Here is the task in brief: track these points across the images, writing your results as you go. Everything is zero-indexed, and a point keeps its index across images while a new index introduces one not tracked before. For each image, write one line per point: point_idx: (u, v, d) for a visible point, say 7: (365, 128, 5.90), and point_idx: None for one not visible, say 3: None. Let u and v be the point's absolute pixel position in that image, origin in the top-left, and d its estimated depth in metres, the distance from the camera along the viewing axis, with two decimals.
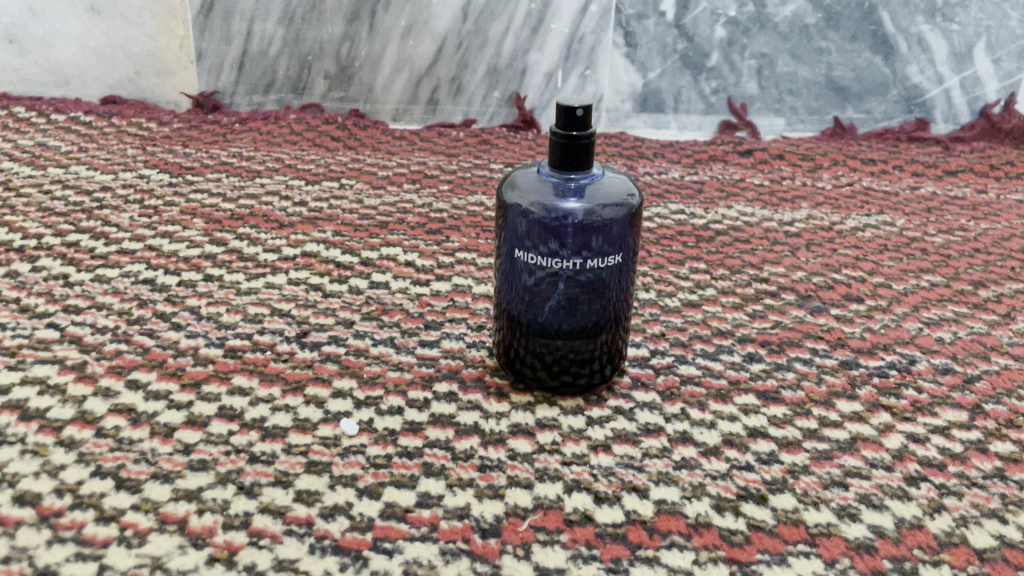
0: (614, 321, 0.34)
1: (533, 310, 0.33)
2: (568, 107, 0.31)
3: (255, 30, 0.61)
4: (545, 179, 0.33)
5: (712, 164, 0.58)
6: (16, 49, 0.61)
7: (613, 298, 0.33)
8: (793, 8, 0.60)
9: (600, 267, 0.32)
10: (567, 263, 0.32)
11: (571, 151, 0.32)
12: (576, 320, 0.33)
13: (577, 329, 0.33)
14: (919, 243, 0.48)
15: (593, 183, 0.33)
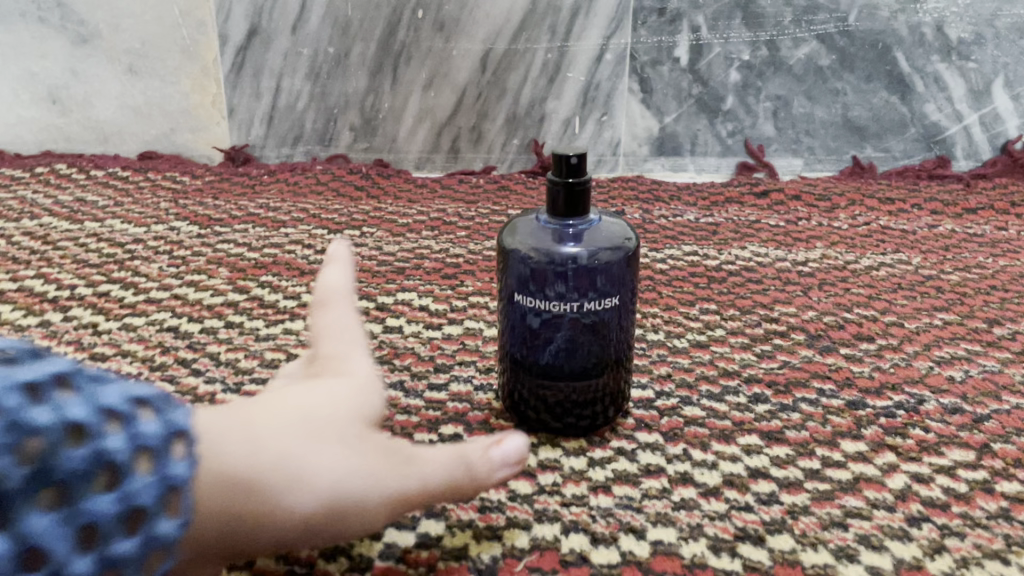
0: (616, 363, 0.34)
1: (537, 351, 0.34)
2: (563, 155, 0.32)
3: (284, 86, 0.64)
4: (544, 227, 0.34)
5: (728, 206, 0.59)
6: (59, 109, 0.64)
7: (614, 339, 0.34)
8: (806, 51, 0.61)
9: (601, 310, 0.33)
10: (570, 306, 0.33)
11: (567, 199, 0.33)
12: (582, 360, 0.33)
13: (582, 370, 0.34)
14: (934, 281, 0.48)
15: (591, 229, 0.33)
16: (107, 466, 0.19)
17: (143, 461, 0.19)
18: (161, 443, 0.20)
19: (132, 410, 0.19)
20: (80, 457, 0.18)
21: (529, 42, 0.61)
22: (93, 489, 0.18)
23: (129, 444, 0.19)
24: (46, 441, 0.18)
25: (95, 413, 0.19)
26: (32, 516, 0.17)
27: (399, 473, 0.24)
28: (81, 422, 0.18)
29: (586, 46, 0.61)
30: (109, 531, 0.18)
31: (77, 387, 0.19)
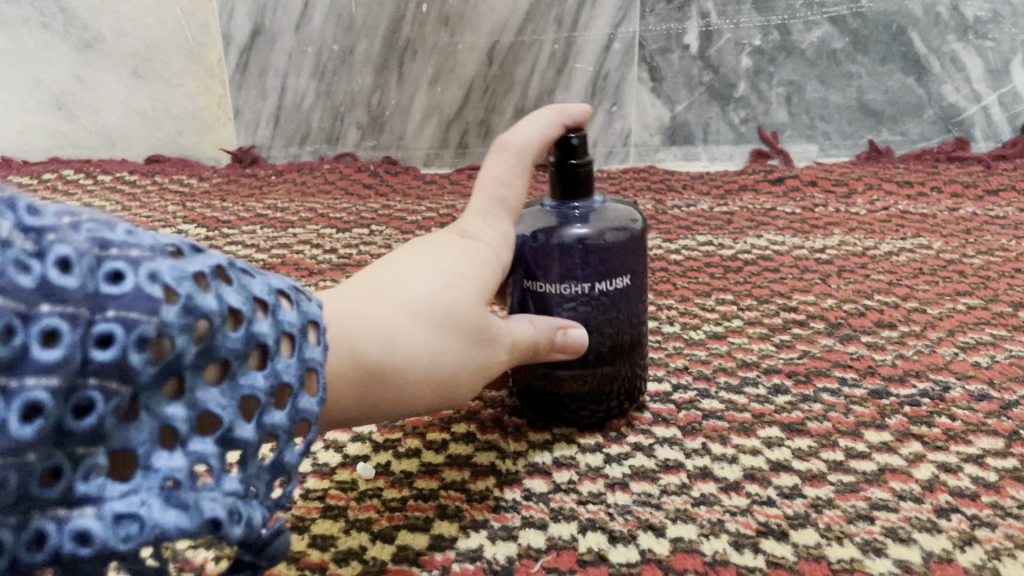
0: (629, 349, 0.33)
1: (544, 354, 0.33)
2: (563, 137, 0.32)
3: (289, 86, 0.63)
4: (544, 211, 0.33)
5: (742, 194, 0.58)
6: (66, 115, 0.64)
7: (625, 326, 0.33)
8: (819, 35, 0.59)
9: (610, 292, 0.32)
10: (579, 289, 0.32)
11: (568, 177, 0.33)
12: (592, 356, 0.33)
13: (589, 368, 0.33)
14: (956, 265, 0.47)
15: (595, 210, 0.33)
16: (263, 345, 0.19)
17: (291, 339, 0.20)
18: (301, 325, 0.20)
19: (275, 299, 0.20)
20: (245, 334, 0.18)
21: (536, 33, 0.60)
22: (256, 363, 0.18)
23: (280, 323, 0.19)
24: (214, 322, 0.17)
25: (250, 298, 0.19)
26: (204, 387, 0.17)
27: (504, 341, 0.28)
28: (243, 305, 0.18)
29: (593, 36, 0.61)
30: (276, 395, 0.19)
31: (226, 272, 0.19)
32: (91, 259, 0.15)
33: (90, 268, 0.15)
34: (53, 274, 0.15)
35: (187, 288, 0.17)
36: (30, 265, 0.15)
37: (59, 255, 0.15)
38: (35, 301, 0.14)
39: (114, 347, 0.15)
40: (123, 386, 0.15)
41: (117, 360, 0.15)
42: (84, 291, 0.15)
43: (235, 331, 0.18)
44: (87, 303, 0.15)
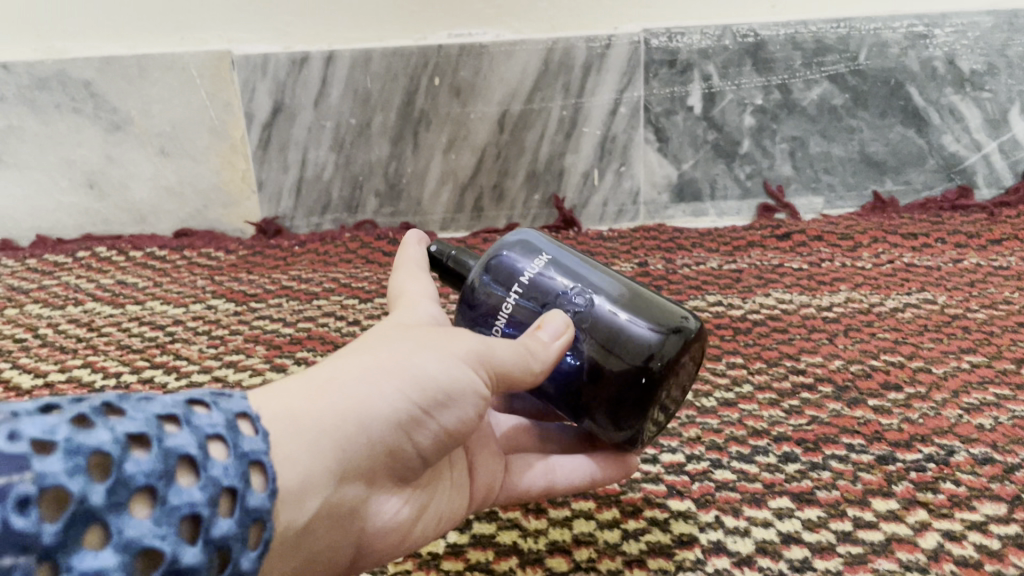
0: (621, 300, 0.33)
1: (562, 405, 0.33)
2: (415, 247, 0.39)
3: (309, 158, 0.66)
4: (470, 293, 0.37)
5: (750, 250, 0.59)
6: (97, 193, 0.67)
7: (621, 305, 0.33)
8: (819, 92, 0.61)
9: (543, 280, 0.34)
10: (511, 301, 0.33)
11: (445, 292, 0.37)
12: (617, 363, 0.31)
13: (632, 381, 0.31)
14: (960, 321, 0.48)
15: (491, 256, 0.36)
16: (178, 459, 0.22)
17: (212, 440, 0.23)
18: (221, 425, 0.24)
19: (181, 415, 0.23)
20: (155, 457, 0.22)
21: (544, 101, 0.63)
22: (182, 472, 0.22)
23: (194, 430, 0.23)
24: (113, 457, 0.21)
25: (157, 422, 0.23)
26: (131, 521, 0.21)
27: (476, 347, 0.30)
28: (147, 429, 0.22)
29: (600, 101, 0.63)
30: (213, 484, 0.22)
31: (130, 407, 0.23)
32: None
33: None
34: None
35: (64, 436, 0.20)
36: None
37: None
38: None
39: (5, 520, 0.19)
40: (29, 554, 0.19)
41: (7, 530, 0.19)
42: None
43: (146, 453, 0.22)
44: None
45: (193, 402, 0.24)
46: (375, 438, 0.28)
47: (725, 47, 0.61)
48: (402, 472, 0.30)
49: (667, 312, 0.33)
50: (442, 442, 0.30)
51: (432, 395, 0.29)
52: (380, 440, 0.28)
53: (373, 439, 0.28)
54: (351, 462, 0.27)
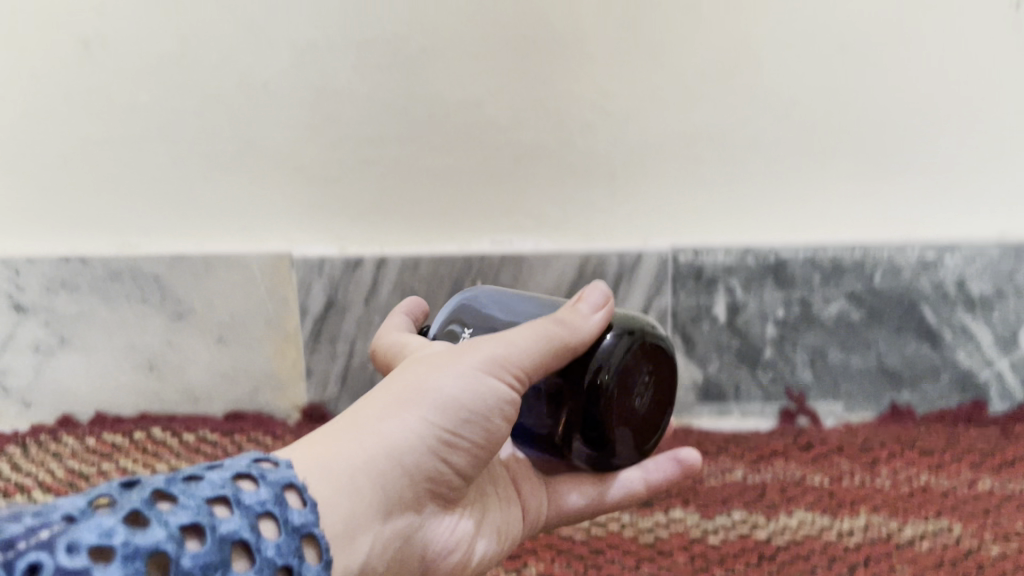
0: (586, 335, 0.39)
1: (537, 432, 0.40)
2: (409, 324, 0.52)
3: (357, 348, 0.70)
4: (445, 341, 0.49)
5: (774, 461, 0.62)
6: (156, 376, 0.71)
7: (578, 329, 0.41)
8: (837, 308, 0.66)
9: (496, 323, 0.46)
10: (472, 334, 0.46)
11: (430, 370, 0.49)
12: (579, 379, 0.38)
13: (590, 393, 0.37)
14: (978, 555, 0.49)
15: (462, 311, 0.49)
16: (231, 544, 0.27)
17: (261, 523, 0.29)
18: (264, 506, 0.29)
19: (225, 507, 0.28)
20: (211, 545, 0.27)
21: None
22: (237, 557, 0.27)
23: (242, 516, 0.28)
24: (173, 552, 0.25)
25: (208, 512, 0.28)
26: None
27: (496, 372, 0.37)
28: (200, 523, 0.27)
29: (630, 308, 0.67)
30: (269, 565, 0.28)
31: (179, 502, 0.28)
32: (56, 555, 0.23)
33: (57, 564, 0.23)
34: None
35: (127, 538, 0.25)
36: None
37: (50, 564, 0.23)
38: None
39: None
40: None
41: None
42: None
43: (205, 543, 0.26)
44: None
45: (235, 487, 0.30)
46: (407, 463, 0.35)
47: (748, 265, 0.66)
48: (433, 493, 0.38)
49: (618, 322, 0.40)
50: (457, 445, 0.37)
51: (448, 419, 0.36)
52: (410, 467, 0.36)
53: (405, 467, 0.35)
54: (391, 489, 0.35)
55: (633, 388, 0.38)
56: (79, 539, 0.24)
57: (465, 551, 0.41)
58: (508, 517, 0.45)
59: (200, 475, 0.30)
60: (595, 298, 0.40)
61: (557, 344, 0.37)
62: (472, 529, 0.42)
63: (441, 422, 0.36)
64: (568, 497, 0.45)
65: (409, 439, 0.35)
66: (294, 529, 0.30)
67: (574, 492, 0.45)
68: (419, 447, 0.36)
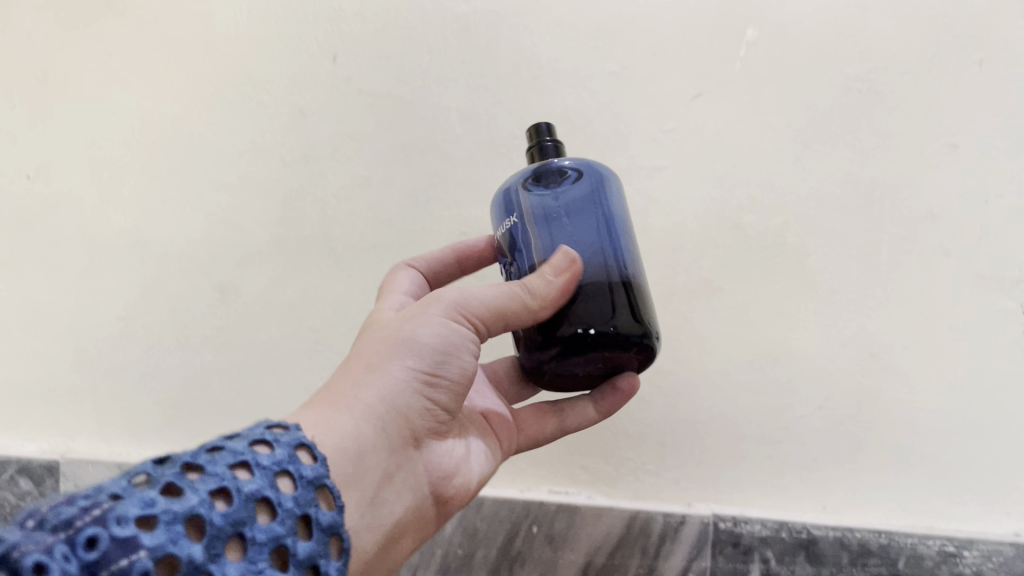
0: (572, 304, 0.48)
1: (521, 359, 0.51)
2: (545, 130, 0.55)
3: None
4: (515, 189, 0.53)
5: None
6: None
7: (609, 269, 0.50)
8: None
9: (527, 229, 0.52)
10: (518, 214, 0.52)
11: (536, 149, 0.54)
12: (560, 323, 0.48)
13: (574, 336, 0.47)
14: None
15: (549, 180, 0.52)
16: (253, 499, 0.35)
17: (277, 480, 0.37)
18: (280, 466, 0.38)
19: (244, 469, 0.37)
20: (238, 501, 0.35)
21: (623, 558, 0.70)
22: (259, 511, 0.35)
23: (260, 476, 0.36)
24: (212, 511, 0.33)
25: (233, 474, 0.36)
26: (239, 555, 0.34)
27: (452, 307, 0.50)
28: (229, 485, 0.35)
29: (673, 565, 0.69)
30: (286, 512, 0.36)
31: (207, 469, 0.36)
32: (131, 518, 0.31)
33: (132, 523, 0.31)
34: (122, 533, 0.30)
35: (180, 505, 0.33)
36: (109, 533, 0.30)
37: (105, 536, 0.30)
38: (129, 548, 0.30)
39: (166, 551, 0.31)
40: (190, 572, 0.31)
41: (173, 556, 0.31)
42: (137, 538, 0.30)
43: (230, 501, 0.35)
44: (155, 548, 0.30)
45: (249, 449, 0.38)
46: (401, 398, 0.48)
47: (783, 538, 0.68)
48: (426, 428, 0.51)
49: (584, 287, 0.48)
50: (437, 390, 0.50)
51: (425, 360, 0.49)
52: (400, 407, 0.48)
53: (400, 405, 0.48)
54: (395, 421, 0.48)
55: (595, 364, 0.48)
56: (126, 513, 0.31)
57: (462, 476, 0.55)
58: (487, 441, 0.59)
59: (222, 446, 0.38)
60: (562, 261, 0.48)
61: (508, 292, 0.49)
62: (460, 457, 0.56)
63: (419, 364, 0.49)
64: (534, 430, 0.63)
65: (396, 378, 0.48)
66: (304, 482, 0.38)
67: (547, 424, 0.63)
68: (405, 388, 0.48)
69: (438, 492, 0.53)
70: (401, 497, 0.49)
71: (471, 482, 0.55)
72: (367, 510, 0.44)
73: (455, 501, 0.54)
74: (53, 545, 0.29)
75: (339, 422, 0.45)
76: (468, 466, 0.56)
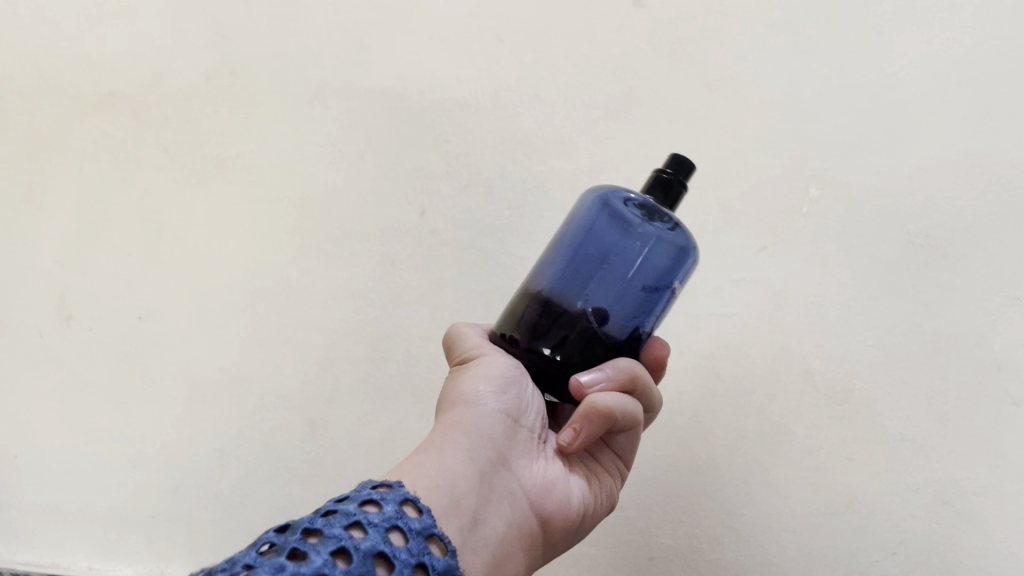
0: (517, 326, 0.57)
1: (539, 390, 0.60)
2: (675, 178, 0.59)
3: None
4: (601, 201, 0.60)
5: None
6: None
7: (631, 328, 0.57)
8: None
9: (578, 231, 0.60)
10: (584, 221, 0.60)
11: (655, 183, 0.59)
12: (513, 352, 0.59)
13: (532, 349, 0.55)
14: None
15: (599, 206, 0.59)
16: (370, 556, 0.40)
17: (388, 536, 0.42)
18: (388, 524, 0.43)
19: (359, 531, 0.41)
20: (358, 560, 0.39)
21: None
22: (378, 565, 0.40)
23: (373, 535, 0.41)
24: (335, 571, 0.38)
25: (349, 535, 0.40)
26: None
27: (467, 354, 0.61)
28: (347, 545, 0.40)
29: None
30: (402, 562, 0.41)
31: (326, 533, 0.40)
32: None
33: None
34: None
35: (306, 570, 0.37)
36: None
37: None
38: None
39: None
40: None
41: None
42: None
43: (350, 560, 0.39)
44: None
45: (361, 510, 0.43)
46: (481, 427, 0.55)
47: None
48: (512, 453, 0.56)
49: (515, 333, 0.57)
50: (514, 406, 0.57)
51: (496, 384, 0.57)
52: (482, 431, 0.55)
53: (480, 429, 0.55)
54: (480, 445, 0.54)
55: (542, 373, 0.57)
56: None
57: (565, 495, 0.58)
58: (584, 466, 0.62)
59: (335, 510, 0.43)
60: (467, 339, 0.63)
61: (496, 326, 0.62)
62: (562, 478, 0.59)
63: (488, 396, 0.56)
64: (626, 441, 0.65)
65: (475, 413, 0.55)
66: (414, 534, 0.43)
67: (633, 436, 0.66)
68: (483, 416, 0.55)
69: (544, 515, 0.56)
70: (503, 521, 0.52)
71: (574, 502, 0.58)
72: (468, 520, 0.49)
73: (562, 526, 0.57)
74: None
75: (432, 460, 0.51)
76: (570, 488, 0.59)
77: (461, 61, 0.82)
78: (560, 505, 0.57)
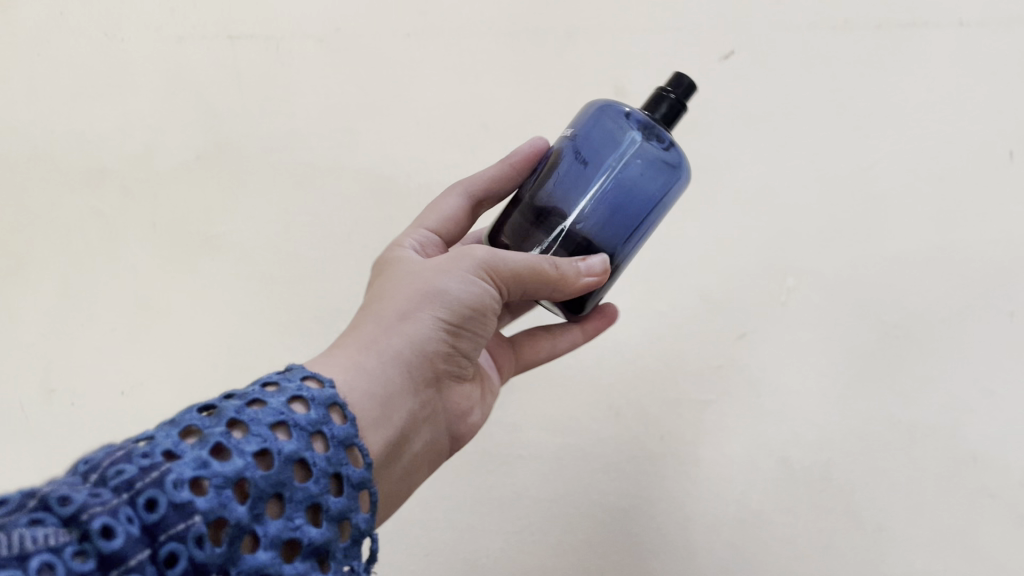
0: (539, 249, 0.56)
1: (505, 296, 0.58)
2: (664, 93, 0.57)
3: None
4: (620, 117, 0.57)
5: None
6: None
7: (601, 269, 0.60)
8: None
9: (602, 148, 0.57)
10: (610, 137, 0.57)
11: (653, 97, 0.57)
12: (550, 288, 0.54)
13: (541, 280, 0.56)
14: None
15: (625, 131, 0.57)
16: (289, 459, 0.38)
17: (312, 441, 0.39)
18: (314, 427, 0.40)
19: (286, 430, 0.39)
20: (277, 463, 0.37)
21: None
22: (296, 471, 0.38)
23: (297, 439, 0.39)
24: (255, 476, 0.36)
25: (272, 436, 0.38)
26: (274, 516, 0.36)
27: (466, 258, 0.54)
28: (269, 448, 0.37)
29: None
30: (322, 470, 0.39)
31: (250, 431, 0.38)
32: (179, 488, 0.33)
33: (176, 491, 0.33)
34: (167, 503, 0.33)
35: (223, 469, 0.35)
36: (154, 503, 0.32)
37: (162, 498, 0.33)
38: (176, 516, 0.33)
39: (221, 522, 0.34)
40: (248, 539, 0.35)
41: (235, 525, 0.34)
42: (186, 505, 0.33)
43: (271, 464, 0.37)
44: (207, 516, 0.33)
45: (287, 406, 0.40)
46: (426, 344, 0.52)
47: None
48: (445, 374, 0.55)
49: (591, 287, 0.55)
50: (463, 334, 0.54)
51: (452, 308, 0.53)
52: (427, 351, 0.52)
53: (425, 347, 0.52)
54: (421, 362, 0.52)
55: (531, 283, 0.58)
56: (181, 475, 0.34)
57: (472, 419, 0.59)
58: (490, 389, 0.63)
59: (263, 401, 0.40)
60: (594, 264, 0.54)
61: (534, 264, 0.52)
62: (474, 401, 0.60)
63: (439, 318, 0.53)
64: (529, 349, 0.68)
65: (424, 326, 0.52)
66: (337, 440, 0.41)
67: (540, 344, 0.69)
68: (430, 336, 0.52)
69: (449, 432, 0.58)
70: (419, 439, 0.53)
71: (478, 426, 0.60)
72: (391, 442, 0.49)
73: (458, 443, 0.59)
74: (119, 507, 0.31)
75: (369, 368, 0.48)
76: (477, 412, 0.60)
77: (448, 145, 0.84)
78: (464, 426, 0.59)
